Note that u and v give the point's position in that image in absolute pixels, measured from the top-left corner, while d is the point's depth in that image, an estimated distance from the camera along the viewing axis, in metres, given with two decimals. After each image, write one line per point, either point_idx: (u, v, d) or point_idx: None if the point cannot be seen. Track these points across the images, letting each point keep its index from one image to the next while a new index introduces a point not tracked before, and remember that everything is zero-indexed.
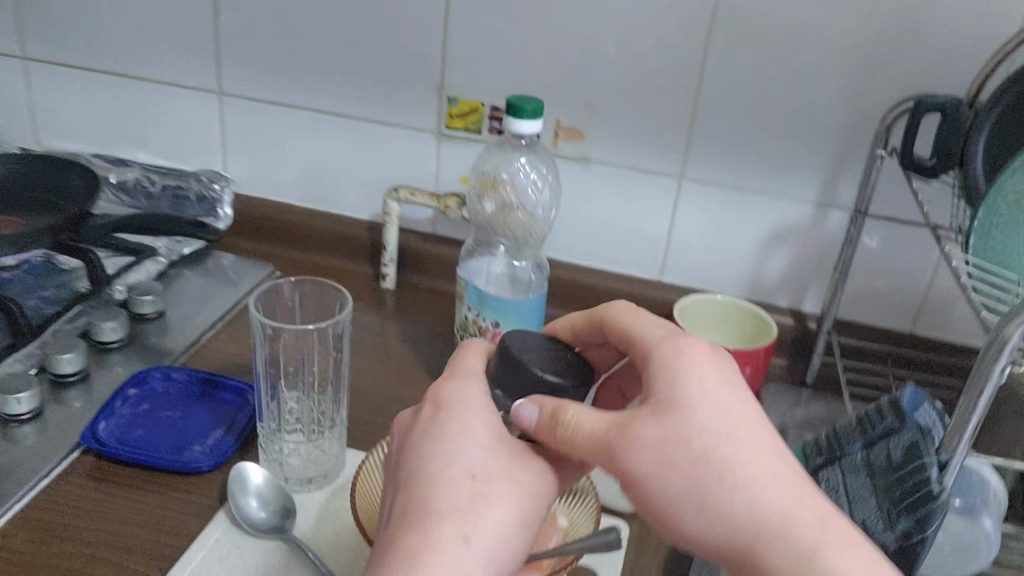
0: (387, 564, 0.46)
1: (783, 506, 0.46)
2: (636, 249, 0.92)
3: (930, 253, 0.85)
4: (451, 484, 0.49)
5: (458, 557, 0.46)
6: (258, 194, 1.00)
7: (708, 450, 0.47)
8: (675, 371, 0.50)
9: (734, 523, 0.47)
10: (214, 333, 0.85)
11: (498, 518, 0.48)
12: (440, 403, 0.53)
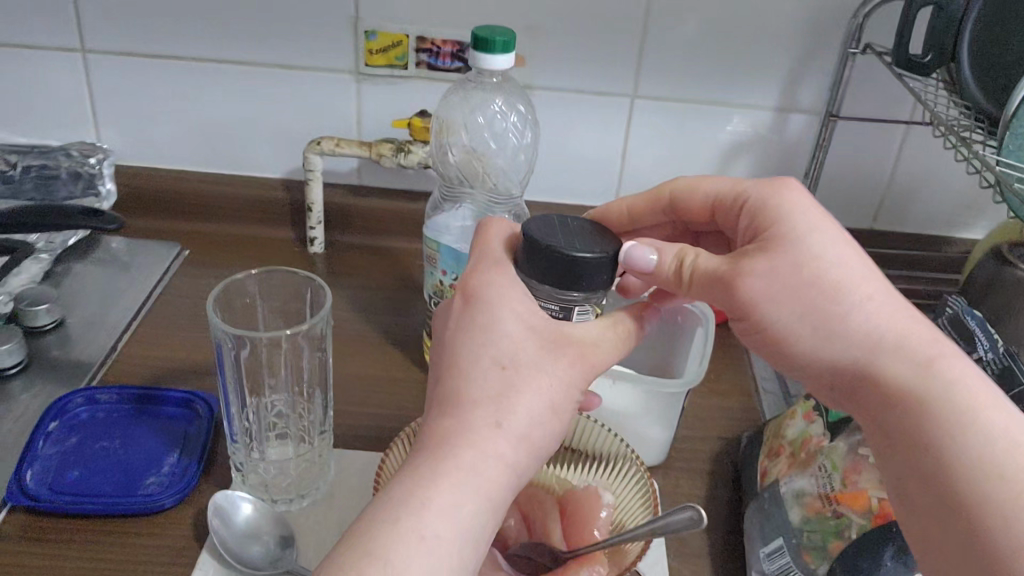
0: (427, 448, 0.42)
1: (888, 333, 0.43)
2: (587, 178, 0.85)
3: (890, 146, 0.81)
4: (486, 369, 0.44)
5: (496, 443, 0.42)
6: (144, 163, 0.86)
7: (818, 273, 0.43)
8: (784, 207, 0.46)
9: (840, 351, 0.44)
10: (133, 335, 0.72)
11: (536, 398, 0.44)
12: (468, 292, 0.47)
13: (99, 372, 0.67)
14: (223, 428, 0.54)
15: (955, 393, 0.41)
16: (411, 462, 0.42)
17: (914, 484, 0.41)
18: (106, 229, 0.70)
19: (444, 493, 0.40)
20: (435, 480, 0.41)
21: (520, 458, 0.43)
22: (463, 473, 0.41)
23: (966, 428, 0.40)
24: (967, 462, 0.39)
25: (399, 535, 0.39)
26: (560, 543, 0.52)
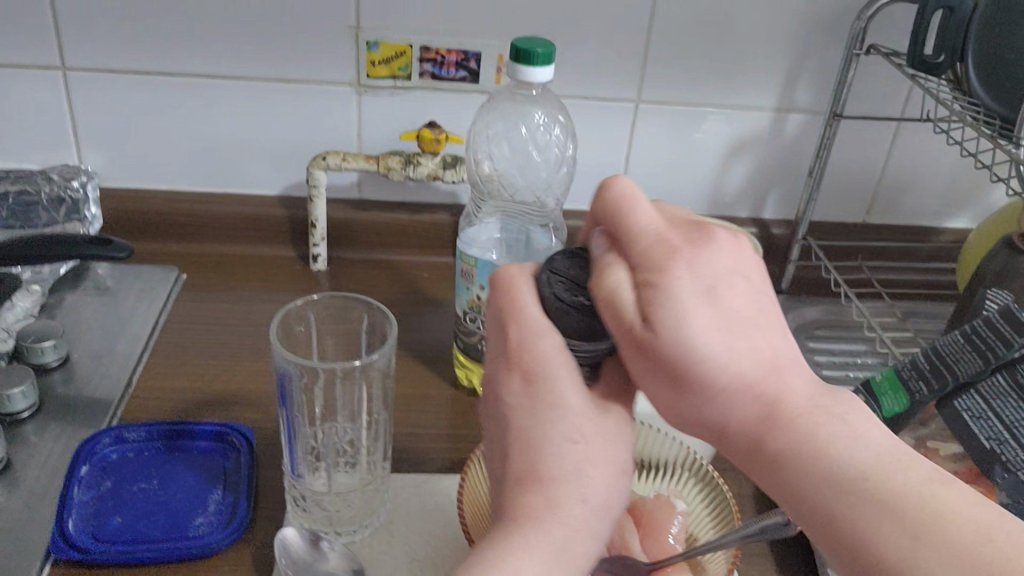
0: (501, 537, 0.35)
1: (749, 409, 0.34)
2: (591, 182, 0.85)
3: (882, 142, 0.83)
4: (557, 436, 0.36)
5: (583, 521, 0.36)
6: (132, 185, 0.82)
7: (680, 360, 0.33)
8: (666, 274, 0.34)
9: (715, 429, 0.36)
10: (146, 366, 0.69)
11: (612, 468, 0.37)
12: (522, 363, 0.38)
13: (119, 409, 0.64)
14: (285, 461, 0.53)
15: (834, 474, 0.33)
16: (478, 559, 0.35)
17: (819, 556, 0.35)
18: (117, 257, 0.67)
19: (531, 572, 0.34)
20: (514, 566, 0.34)
21: (601, 535, 0.37)
22: (543, 574, 0.35)
23: (840, 516, 0.33)
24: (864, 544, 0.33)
25: None
26: (640, 555, 0.52)
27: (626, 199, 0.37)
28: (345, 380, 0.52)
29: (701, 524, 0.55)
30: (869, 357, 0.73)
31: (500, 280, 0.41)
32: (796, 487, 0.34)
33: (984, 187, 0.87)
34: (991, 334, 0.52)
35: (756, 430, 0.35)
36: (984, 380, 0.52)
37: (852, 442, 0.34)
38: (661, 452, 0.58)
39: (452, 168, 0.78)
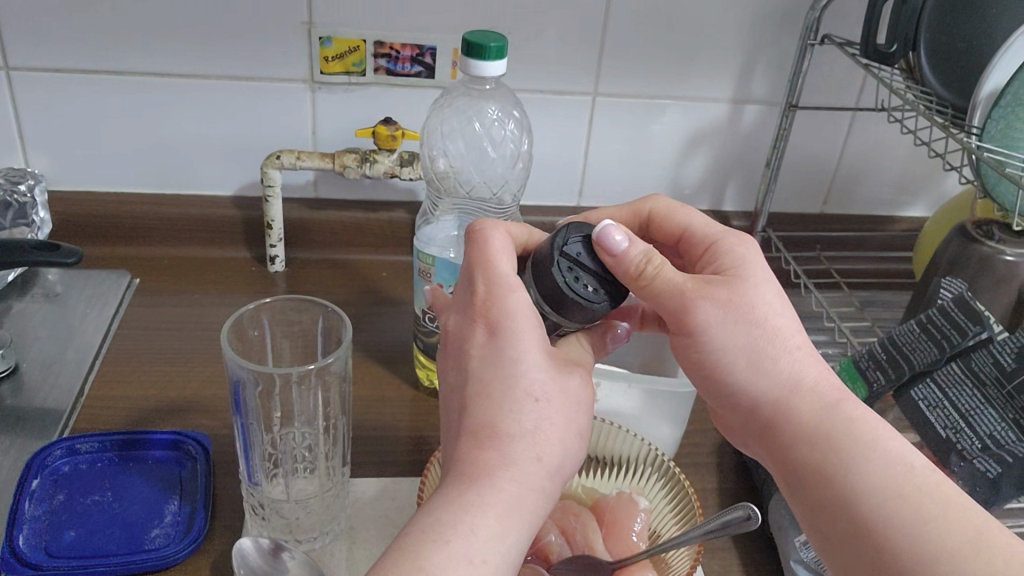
0: (459, 480, 0.39)
1: (810, 383, 0.43)
2: (550, 177, 0.85)
3: (838, 132, 0.84)
4: (518, 401, 0.40)
5: (535, 476, 0.39)
6: (81, 189, 0.80)
7: (761, 326, 0.44)
8: (742, 254, 0.46)
9: (763, 389, 0.44)
10: (98, 374, 0.67)
11: (565, 430, 0.41)
12: (490, 316, 0.42)
13: (70, 419, 0.62)
14: (241, 470, 0.52)
15: (886, 462, 0.40)
16: (439, 498, 0.38)
17: (841, 538, 0.40)
18: (66, 262, 0.65)
19: (489, 522, 0.38)
20: (477, 516, 0.37)
21: (550, 493, 0.40)
22: (500, 516, 0.38)
23: (882, 498, 0.39)
24: (914, 527, 0.38)
25: (451, 563, 0.36)
26: (604, 553, 0.52)
27: (679, 214, 0.51)
28: (300, 386, 0.50)
29: (663, 520, 0.55)
30: (828, 347, 0.74)
31: (479, 236, 0.45)
32: (847, 469, 0.41)
33: (937, 175, 0.88)
34: (945, 323, 0.53)
35: (816, 408, 0.43)
36: (939, 369, 0.52)
37: (871, 421, 0.42)
38: (623, 448, 0.58)
39: (410, 166, 0.77)
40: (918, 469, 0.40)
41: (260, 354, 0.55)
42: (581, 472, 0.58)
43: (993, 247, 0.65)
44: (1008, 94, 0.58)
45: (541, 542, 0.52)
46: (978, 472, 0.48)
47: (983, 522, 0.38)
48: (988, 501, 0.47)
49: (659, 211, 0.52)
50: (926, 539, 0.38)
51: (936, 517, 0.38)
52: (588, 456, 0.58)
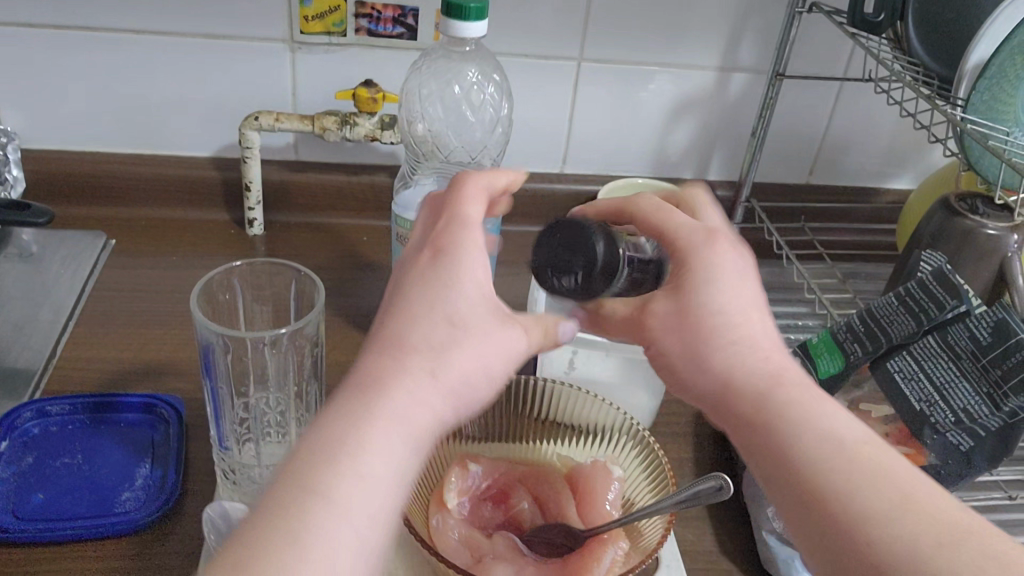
0: (354, 391, 0.34)
1: (766, 364, 0.39)
2: (535, 143, 0.84)
3: (825, 102, 0.83)
4: (438, 323, 0.36)
5: (433, 394, 0.35)
6: (55, 148, 0.79)
7: (703, 322, 0.39)
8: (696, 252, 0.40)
9: (712, 370, 0.39)
10: (72, 335, 0.66)
11: (487, 364, 0.37)
12: (436, 232, 0.39)
13: (42, 381, 0.62)
14: (211, 435, 0.52)
15: (828, 429, 0.37)
16: (330, 412, 0.34)
17: (788, 501, 0.37)
18: (36, 223, 0.64)
19: (381, 455, 0.33)
20: (365, 448, 0.33)
21: (450, 413, 0.36)
22: (392, 436, 0.34)
23: (821, 463, 0.36)
24: (853, 490, 0.35)
25: (337, 487, 0.32)
26: (576, 521, 0.52)
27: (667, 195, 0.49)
28: (271, 351, 0.50)
29: (637, 488, 0.54)
30: (808, 318, 0.73)
31: (476, 173, 0.42)
32: (789, 432, 0.37)
33: (924, 147, 0.87)
34: (924, 296, 0.52)
35: (767, 374, 0.39)
36: (916, 342, 0.52)
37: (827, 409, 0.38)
38: (597, 416, 0.57)
39: (391, 129, 0.76)
40: (861, 440, 0.36)
41: (232, 319, 0.54)
42: (554, 440, 0.58)
43: (975, 221, 0.64)
44: (992, 67, 0.57)
45: (514, 510, 0.52)
46: (950, 445, 0.48)
47: (925, 490, 0.35)
48: (960, 471, 0.48)
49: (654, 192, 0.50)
50: (865, 503, 0.34)
51: (875, 484, 0.35)
52: (561, 424, 0.58)
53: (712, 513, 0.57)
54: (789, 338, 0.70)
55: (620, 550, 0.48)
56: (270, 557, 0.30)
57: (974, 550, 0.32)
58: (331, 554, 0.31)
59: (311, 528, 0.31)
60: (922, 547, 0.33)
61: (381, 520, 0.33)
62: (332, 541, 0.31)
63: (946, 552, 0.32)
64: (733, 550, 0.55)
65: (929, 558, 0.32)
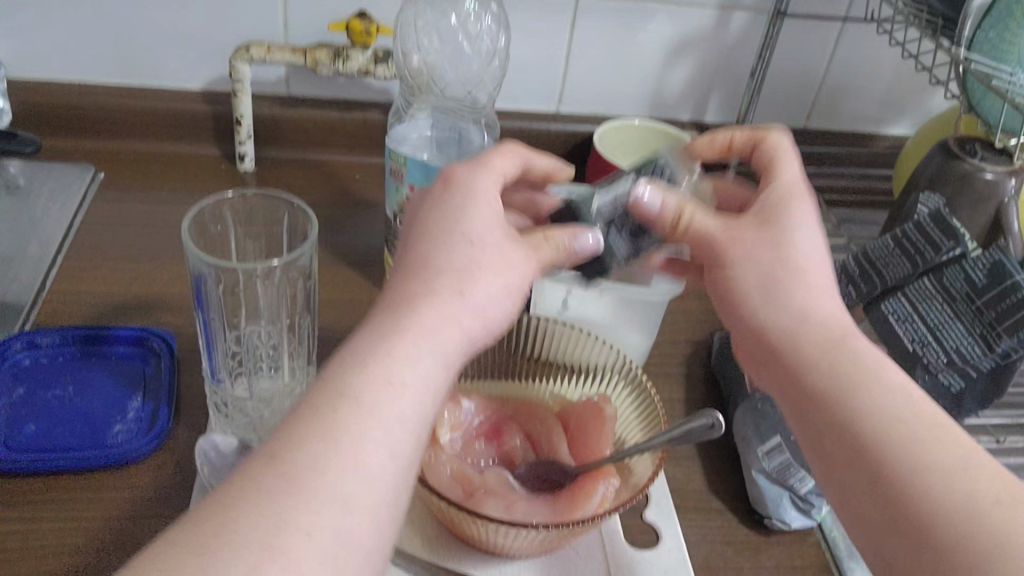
0: (387, 313, 0.39)
1: (825, 318, 0.43)
2: (530, 81, 0.83)
3: (827, 43, 0.81)
4: (454, 243, 0.41)
5: (455, 311, 0.39)
6: (41, 78, 0.77)
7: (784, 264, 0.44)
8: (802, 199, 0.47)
9: (786, 313, 0.43)
10: (61, 269, 0.66)
11: (495, 279, 0.41)
12: (450, 177, 0.44)
13: (32, 313, 0.61)
14: (204, 366, 0.52)
15: (887, 390, 0.40)
16: (360, 334, 0.38)
17: (840, 451, 0.39)
18: (23, 152, 0.63)
19: (404, 369, 0.37)
20: (392, 366, 0.36)
21: (471, 333, 0.40)
22: (420, 346, 0.38)
23: (881, 420, 0.39)
24: (911, 439, 0.38)
25: (368, 388, 0.35)
26: (568, 457, 0.52)
27: (783, 151, 0.49)
28: (264, 283, 0.49)
29: (629, 426, 0.54)
30: None
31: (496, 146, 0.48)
32: (843, 386, 0.40)
33: (924, 91, 0.86)
34: (920, 239, 0.52)
35: (832, 333, 0.42)
36: (911, 284, 0.52)
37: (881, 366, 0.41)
38: (591, 355, 0.57)
39: (385, 64, 0.75)
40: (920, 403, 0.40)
41: (223, 249, 0.54)
42: (548, 378, 0.58)
43: (973, 165, 0.64)
44: (1000, 3, 0.57)
45: (505, 447, 0.53)
46: (941, 385, 0.49)
47: (978, 454, 0.38)
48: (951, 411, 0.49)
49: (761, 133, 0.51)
50: (917, 451, 0.38)
51: (935, 442, 0.38)
52: (555, 363, 0.58)
53: (703, 454, 0.58)
54: None
55: (612, 486, 0.48)
56: (310, 443, 0.33)
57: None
58: (361, 444, 0.34)
59: (346, 423, 0.34)
60: (974, 503, 0.35)
61: (410, 422, 0.36)
62: (366, 439, 0.34)
63: (998, 509, 0.35)
64: (723, 489, 0.56)
65: (975, 513, 0.35)
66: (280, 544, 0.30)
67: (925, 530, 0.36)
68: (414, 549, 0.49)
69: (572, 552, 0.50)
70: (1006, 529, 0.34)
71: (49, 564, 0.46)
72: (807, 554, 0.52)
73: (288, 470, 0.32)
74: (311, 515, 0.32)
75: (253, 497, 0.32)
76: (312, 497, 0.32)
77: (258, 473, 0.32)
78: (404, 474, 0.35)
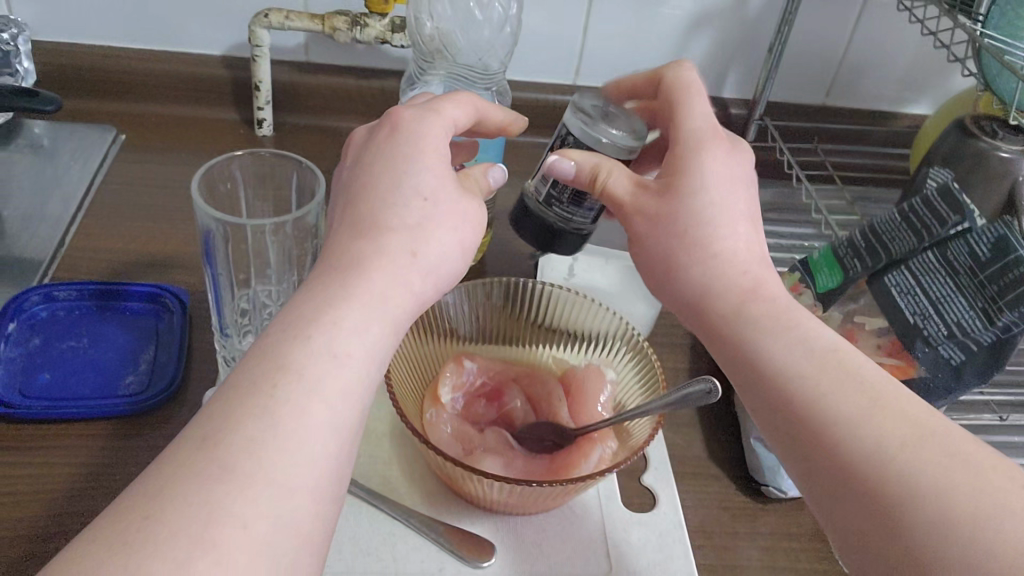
0: (329, 276, 0.37)
1: (734, 271, 0.41)
2: (547, 53, 0.83)
3: (847, 20, 0.80)
4: (406, 200, 0.39)
5: (407, 271, 0.38)
6: (65, 40, 0.78)
7: (700, 221, 0.41)
8: (701, 149, 0.43)
9: (701, 273, 0.41)
10: (80, 227, 0.67)
11: (452, 238, 0.40)
12: (396, 117, 0.42)
13: (52, 268, 0.63)
14: (213, 318, 0.54)
15: (793, 339, 0.38)
16: (303, 294, 0.37)
17: (762, 410, 0.38)
18: (44, 111, 0.64)
19: (353, 321, 0.36)
20: (333, 332, 0.35)
21: (421, 293, 0.39)
22: (368, 311, 0.36)
23: (789, 372, 0.37)
24: (837, 389, 0.36)
25: (310, 358, 0.34)
26: (568, 422, 0.53)
27: (688, 91, 0.46)
28: (274, 239, 0.50)
29: (629, 391, 0.55)
30: (813, 239, 0.73)
31: (450, 95, 0.46)
32: (768, 334, 0.39)
33: (945, 71, 0.85)
34: (927, 213, 0.52)
35: (736, 292, 0.40)
36: (915, 258, 0.52)
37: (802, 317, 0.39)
38: (595, 322, 0.58)
39: (401, 32, 0.75)
40: (826, 346, 0.38)
41: (234, 208, 0.55)
42: (549, 344, 0.59)
43: (989, 143, 0.63)
44: None
45: (505, 408, 0.53)
46: (941, 359, 0.49)
47: (889, 388, 0.36)
48: (950, 384, 0.49)
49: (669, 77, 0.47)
50: (844, 395, 0.36)
51: (840, 388, 0.36)
52: (559, 330, 0.59)
53: (705, 424, 0.58)
54: (792, 256, 0.70)
55: (609, 449, 0.49)
56: (241, 426, 0.32)
57: (940, 446, 0.33)
58: (303, 420, 0.33)
59: (286, 399, 0.33)
60: (882, 443, 0.34)
61: (354, 389, 0.35)
62: (302, 413, 0.33)
63: (906, 450, 0.33)
64: (724, 458, 0.56)
65: (886, 456, 0.33)
66: (213, 534, 0.29)
67: (845, 478, 0.34)
68: (413, 507, 0.50)
69: (568, 512, 0.51)
70: (917, 469, 0.32)
71: (58, 506, 0.48)
72: (803, 522, 0.53)
73: (222, 457, 0.31)
74: (247, 500, 0.30)
75: (182, 486, 0.30)
76: (248, 483, 0.31)
77: (193, 458, 0.31)
78: (346, 449, 0.34)
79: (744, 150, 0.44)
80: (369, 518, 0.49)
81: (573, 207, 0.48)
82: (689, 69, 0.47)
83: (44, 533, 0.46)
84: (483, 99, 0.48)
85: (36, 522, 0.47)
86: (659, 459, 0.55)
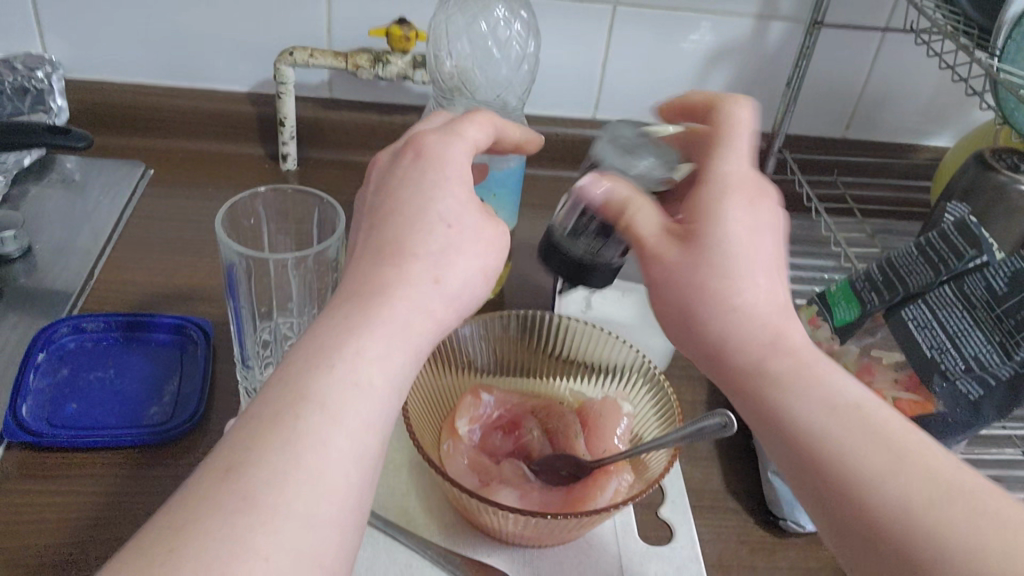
0: (352, 299, 0.37)
1: (754, 322, 0.39)
2: (568, 88, 0.84)
3: (865, 53, 0.81)
4: (431, 225, 0.40)
5: (428, 298, 0.38)
6: (97, 78, 0.81)
7: (716, 270, 0.39)
8: (727, 198, 0.41)
9: (715, 326, 0.39)
10: (108, 259, 0.69)
11: (474, 262, 0.40)
12: (421, 143, 0.43)
13: (80, 300, 0.64)
14: (234, 351, 0.55)
15: (816, 395, 0.37)
16: (329, 316, 0.37)
17: (788, 469, 0.37)
18: (76, 147, 0.66)
19: (376, 345, 0.36)
20: (357, 360, 0.35)
21: (442, 320, 0.39)
22: (390, 340, 0.36)
23: (815, 431, 0.36)
24: (862, 443, 0.35)
25: (332, 386, 0.34)
26: (584, 455, 0.53)
27: (735, 134, 0.45)
28: (296, 270, 0.52)
29: (646, 424, 0.55)
30: (833, 272, 0.73)
31: (471, 114, 0.46)
32: (790, 382, 0.37)
33: (965, 104, 0.85)
34: (944, 246, 0.52)
35: (757, 346, 0.39)
36: (932, 291, 0.52)
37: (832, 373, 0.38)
38: (611, 354, 0.58)
39: (423, 69, 0.77)
40: (849, 402, 0.37)
41: (257, 242, 0.57)
42: (567, 375, 0.59)
43: (1009, 176, 0.63)
44: None
45: (523, 440, 0.53)
46: (960, 393, 0.49)
47: (916, 446, 0.35)
48: (970, 419, 0.49)
49: (721, 113, 0.47)
50: (869, 453, 0.35)
51: (868, 450, 0.35)
52: (576, 361, 0.59)
53: (723, 459, 0.58)
54: (811, 289, 0.70)
55: (625, 481, 0.49)
56: (264, 458, 0.32)
57: (970, 506, 0.32)
58: (327, 452, 0.33)
59: (309, 428, 0.33)
60: (910, 505, 0.33)
61: (376, 416, 0.35)
62: (326, 443, 0.33)
63: (933, 511, 0.33)
64: (742, 492, 0.56)
65: (913, 518, 0.33)
66: (233, 568, 0.29)
67: (874, 544, 0.33)
68: (433, 538, 0.51)
69: (586, 543, 0.51)
70: (948, 538, 0.32)
71: (82, 534, 0.49)
72: (822, 557, 0.52)
73: (242, 488, 0.31)
74: (271, 535, 0.31)
75: (200, 520, 0.30)
76: (269, 518, 0.31)
77: (212, 487, 0.31)
78: (368, 478, 0.35)
79: (776, 195, 0.43)
80: (384, 548, 0.50)
81: (600, 241, 0.48)
82: (742, 109, 0.47)
83: (63, 561, 0.47)
84: (503, 118, 0.49)
85: (61, 549, 0.48)
86: (677, 493, 0.55)
